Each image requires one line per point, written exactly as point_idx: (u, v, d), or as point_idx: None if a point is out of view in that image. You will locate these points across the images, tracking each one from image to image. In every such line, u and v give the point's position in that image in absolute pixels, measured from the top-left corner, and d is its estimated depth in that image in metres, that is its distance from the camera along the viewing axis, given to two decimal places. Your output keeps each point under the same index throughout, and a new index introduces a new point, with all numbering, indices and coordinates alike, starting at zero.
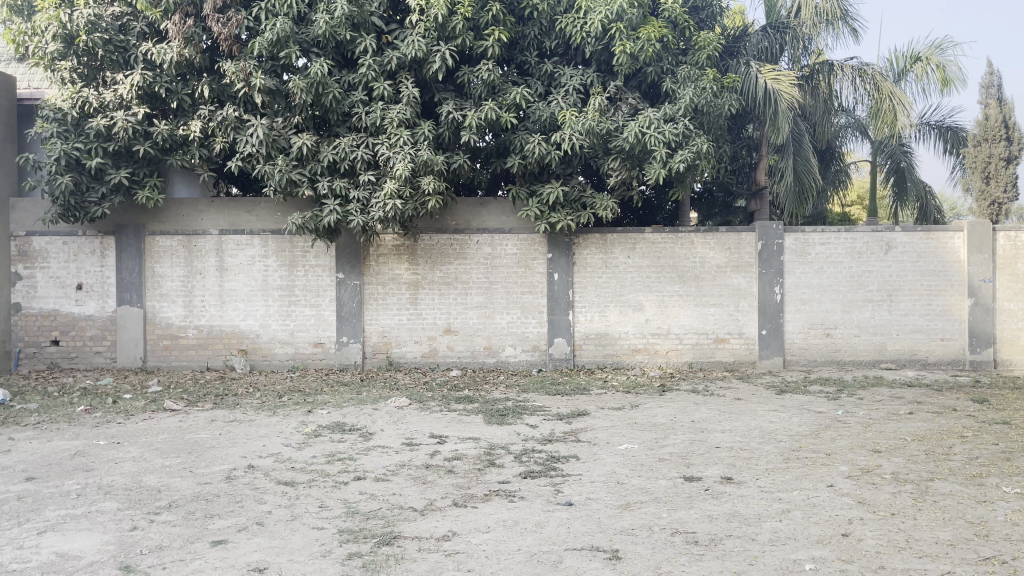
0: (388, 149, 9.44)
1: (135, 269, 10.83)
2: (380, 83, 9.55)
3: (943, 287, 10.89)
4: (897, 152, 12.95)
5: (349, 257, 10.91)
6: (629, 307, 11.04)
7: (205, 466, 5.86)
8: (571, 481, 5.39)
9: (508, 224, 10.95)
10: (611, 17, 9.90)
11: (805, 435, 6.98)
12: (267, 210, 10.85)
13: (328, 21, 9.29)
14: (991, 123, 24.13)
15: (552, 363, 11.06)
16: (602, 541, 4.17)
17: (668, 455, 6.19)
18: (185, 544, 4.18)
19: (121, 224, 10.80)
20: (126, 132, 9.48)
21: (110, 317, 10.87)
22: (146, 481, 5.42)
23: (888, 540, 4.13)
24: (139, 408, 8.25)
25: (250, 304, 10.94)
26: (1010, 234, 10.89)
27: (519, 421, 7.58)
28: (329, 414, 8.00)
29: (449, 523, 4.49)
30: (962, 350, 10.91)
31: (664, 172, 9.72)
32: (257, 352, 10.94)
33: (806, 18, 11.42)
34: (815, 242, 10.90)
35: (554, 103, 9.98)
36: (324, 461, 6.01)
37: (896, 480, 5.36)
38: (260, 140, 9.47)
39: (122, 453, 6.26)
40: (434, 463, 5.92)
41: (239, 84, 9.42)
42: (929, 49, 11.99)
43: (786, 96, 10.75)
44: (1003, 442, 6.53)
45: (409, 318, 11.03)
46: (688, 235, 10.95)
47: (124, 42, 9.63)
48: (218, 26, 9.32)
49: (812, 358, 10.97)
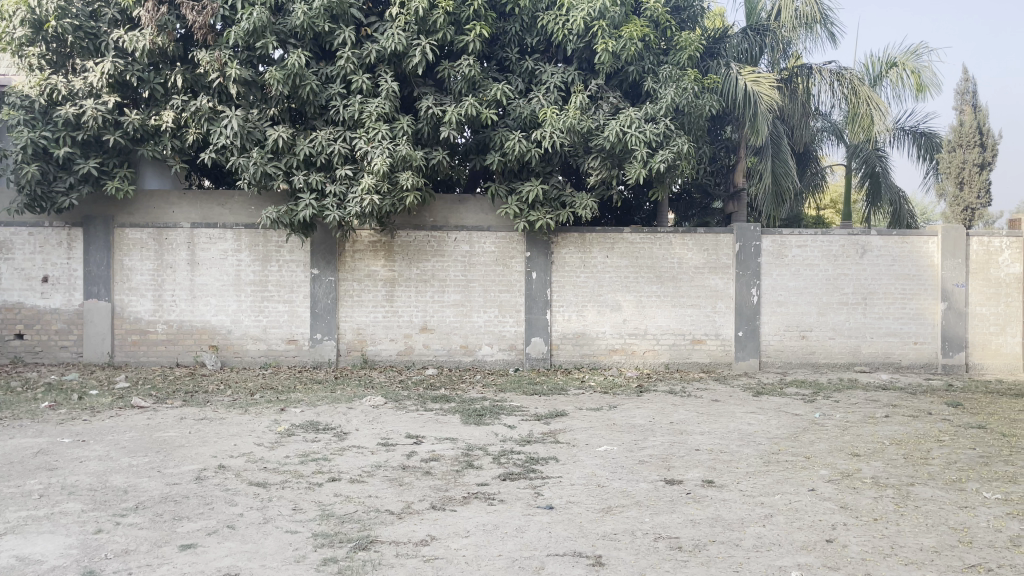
0: (366, 143, 9.28)
1: (103, 262, 10.56)
2: (358, 76, 9.39)
3: (917, 292, 10.95)
4: (871, 156, 13.02)
5: (324, 253, 10.73)
6: (606, 306, 10.98)
7: (173, 465, 5.69)
8: (551, 484, 5.30)
9: (486, 222, 10.85)
10: (593, 15, 9.82)
11: (784, 438, 6.96)
12: (240, 204, 10.64)
13: (307, 12, 9.13)
14: (966, 129, 24.46)
15: (529, 362, 10.96)
16: (584, 546, 4.08)
17: (647, 457, 6.12)
18: (153, 547, 4.03)
19: (89, 216, 10.53)
20: (96, 122, 9.25)
21: (76, 311, 10.60)
22: (113, 482, 5.24)
23: (873, 546, 4.09)
24: (105, 404, 8.02)
25: (222, 299, 10.72)
26: (982, 240, 10.99)
27: (497, 422, 7.48)
28: (303, 413, 7.84)
29: (427, 527, 4.37)
30: (934, 354, 10.99)
31: (644, 172, 9.66)
32: (229, 348, 10.73)
33: (786, 21, 11.36)
34: (792, 245, 10.92)
35: (534, 101, 9.88)
36: (297, 462, 5.87)
37: (877, 484, 5.33)
38: (234, 132, 9.27)
39: (88, 452, 6.07)
40: (411, 464, 5.80)
41: (213, 74, 9.22)
42: (904, 55, 12.07)
43: (766, 98, 10.74)
44: (980, 447, 6.54)
45: (384, 315, 10.88)
46: (666, 236, 10.92)
47: (94, 29, 9.39)
48: (192, 14, 9.14)
49: (787, 360, 10.99)
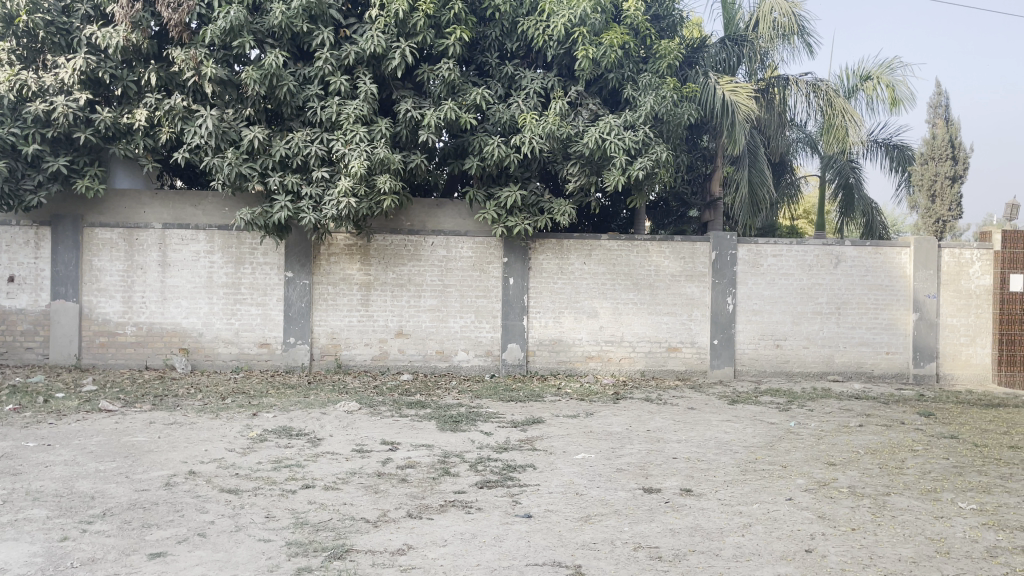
0: (343, 145, 9.18)
1: (72, 262, 10.34)
2: (336, 77, 9.31)
3: (889, 302, 11.06)
4: (845, 168, 13.15)
5: (299, 256, 10.60)
6: (583, 313, 10.96)
7: (142, 471, 5.55)
8: (529, 492, 5.24)
9: (463, 227, 10.80)
10: (574, 21, 9.80)
11: (760, 446, 6.97)
12: (213, 205, 10.48)
13: (285, 11, 9.05)
14: (937, 142, 24.84)
15: (505, 369, 10.91)
16: (564, 556, 4.03)
17: (625, 465, 6.08)
18: (120, 556, 3.91)
19: (58, 214, 10.32)
20: (67, 119, 9.05)
21: (43, 312, 10.37)
22: (79, 487, 5.10)
23: (852, 556, 4.08)
24: (72, 408, 7.83)
25: (194, 301, 10.55)
26: (954, 251, 11.12)
27: (473, 428, 7.41)
28: (276, 418, 7.72)
29: (404, 536, 4.29)
30: (906, 365, 11.09)
31: (623, 179, 9.66)
32: (199, 352, 10.55)
33: (763, 31, 11.41)
34: (768, 254, 10.98)
35: (514, 106, 9.85)
36: (270, 468, 5.76)
37: (853, 494, 5.34)
38: (209, 132, 9.13)
39: (53, 456, 5.91)
40: (386, 471, 5.71)
41: (189, 72, 9.09)
42: (879, 68, 12.20)
43: (744, 108, 10.78)
44: (953, 457, 6.59)
45: (359, 319, 10.77)
46: (643, 243, 10.93)
47: (67, 24, 9.22)
48: (167, 11, 8.97)
49: (762, 369, 11.04)
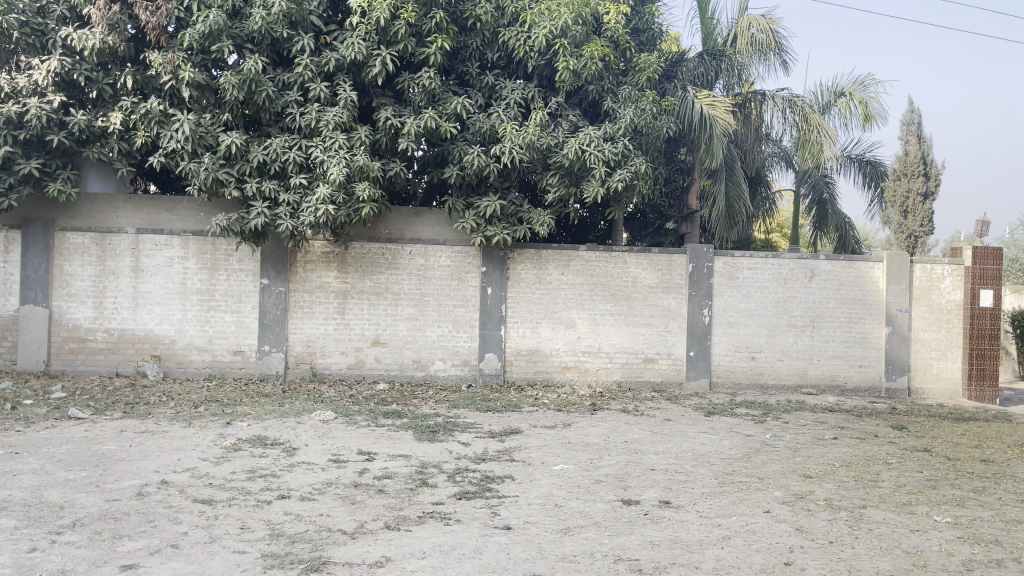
0: (322, 152, 9.10)
1: (42, 266, 10.17)
2: (316, 84, 9.23)
3: (863, 316, 11.18)
4: (819, 182, 13.30)
5: (274, 262, 10.49)
6: (561, 323, 10.96)
7: (113, 480, 5.44)
8: (508, 504, 5.21)
9: (442, 235, 10.76)
10: (555, 33, 9.83)
11: (737, 458, 6.99)
12: (188, 210, 10.36)
13: (265, 17, 9.00)
14: (910, 158, 25.20)
15: (482, 378, 10.86)
16: (543, 568, 4.01)
17: (603, 477, 6.06)
18: (91, 568, 3.82)
19: (28, 218, 10.14)
20: (40, 121, 8.91)
21: (12, 317, 10.19)
22: (48, 497, 4.98)
23: (830, 569, 4.10)
24: (41, 415, 7.67)
25: (167, 308, 10.40)
26: (925, 266, 11.28)
27: (450, 439, 7.36)
28: (250, 427, 7.62)
29: (382, 548, 4.24)
30: (878, 378, 11.21)
31: (602, 190, 9.68)
32: (172, 358, 10.41)
33: (741, 47, 11.62)
34: (744, 267, 11.06)
35: (494, 116, 9.85)
36: (244, 478, 5.67)
37: (830, 507, 5.36)
38: (186, 136, 9.02)
39: (22, 464, 5.78)
40: (363, 482, 5.65)
41: (165, 76, 8.95)
42: (852, 85, 12.39)
43: (722, 122, 10.87)
44: (927, 469, 6.67)
45: (335, 327, 10.68)
46: (622, 255, 10.96)
47: (42, 25, 9.14)
48: (145, 14, 8.89)
49: (736, 380, 11.11)
